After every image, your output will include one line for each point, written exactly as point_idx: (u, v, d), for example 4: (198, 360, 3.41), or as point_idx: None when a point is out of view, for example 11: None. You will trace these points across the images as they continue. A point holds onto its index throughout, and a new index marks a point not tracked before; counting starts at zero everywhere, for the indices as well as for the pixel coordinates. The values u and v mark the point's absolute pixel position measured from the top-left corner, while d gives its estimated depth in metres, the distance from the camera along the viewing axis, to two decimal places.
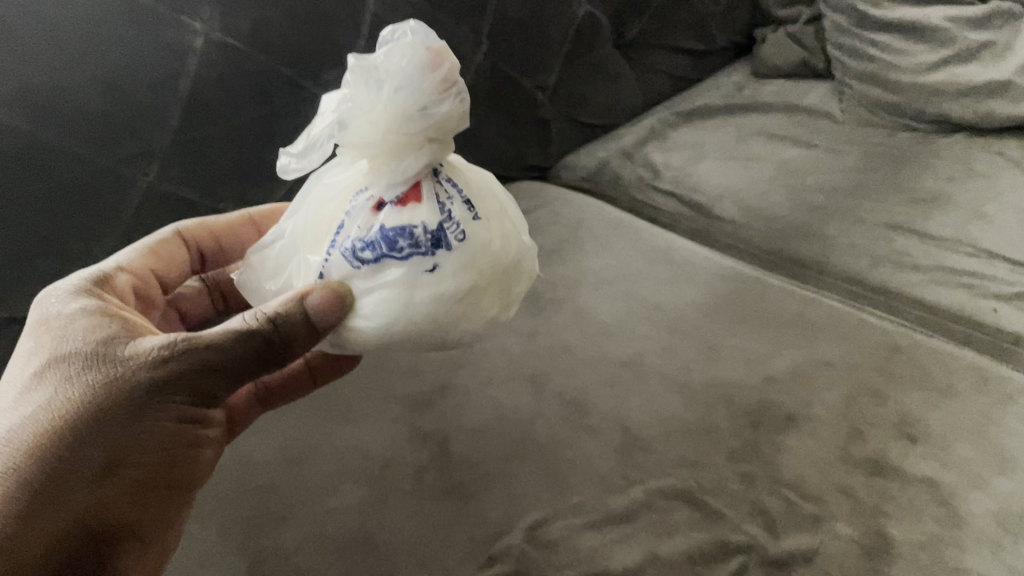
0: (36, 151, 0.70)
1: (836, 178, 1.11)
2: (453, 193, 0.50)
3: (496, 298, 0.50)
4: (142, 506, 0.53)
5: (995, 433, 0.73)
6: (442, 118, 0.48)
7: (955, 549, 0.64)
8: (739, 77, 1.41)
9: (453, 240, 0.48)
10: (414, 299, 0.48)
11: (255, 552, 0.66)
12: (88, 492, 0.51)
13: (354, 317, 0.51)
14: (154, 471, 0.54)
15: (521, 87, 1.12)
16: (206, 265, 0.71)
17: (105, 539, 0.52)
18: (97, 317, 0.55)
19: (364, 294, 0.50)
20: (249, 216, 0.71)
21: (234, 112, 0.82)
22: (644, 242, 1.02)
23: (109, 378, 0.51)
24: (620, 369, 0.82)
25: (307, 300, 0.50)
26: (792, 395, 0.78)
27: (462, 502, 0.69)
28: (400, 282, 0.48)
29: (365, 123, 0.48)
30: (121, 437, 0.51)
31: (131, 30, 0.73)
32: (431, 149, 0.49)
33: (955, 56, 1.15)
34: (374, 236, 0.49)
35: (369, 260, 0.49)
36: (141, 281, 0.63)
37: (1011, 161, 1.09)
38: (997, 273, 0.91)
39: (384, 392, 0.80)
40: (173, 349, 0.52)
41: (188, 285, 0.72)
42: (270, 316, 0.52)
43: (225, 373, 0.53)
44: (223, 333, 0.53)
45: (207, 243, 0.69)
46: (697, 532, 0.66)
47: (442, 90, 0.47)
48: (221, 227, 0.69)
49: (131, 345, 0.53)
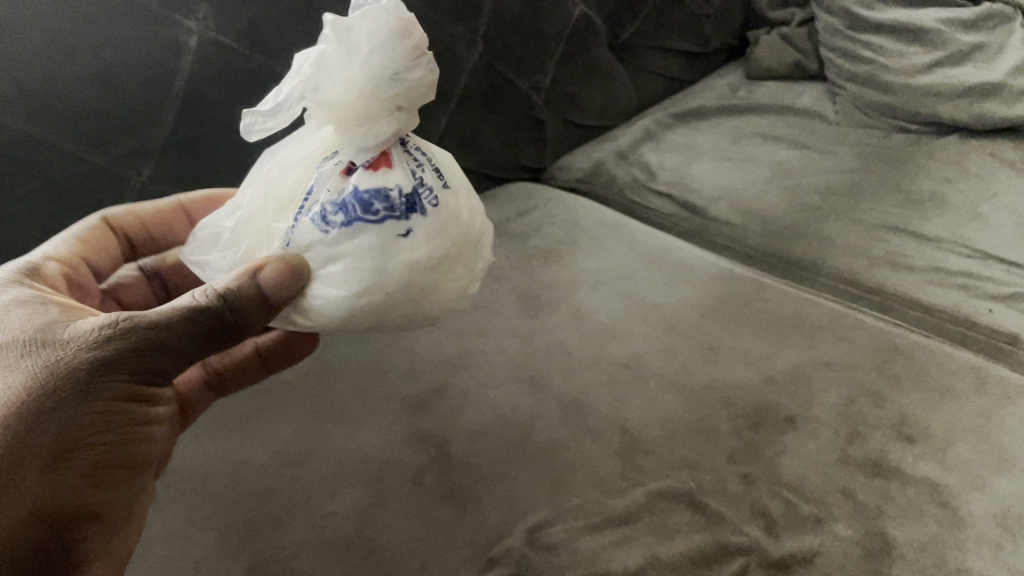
0: (31, 149, 0.69)
1: (831, 179, 1.11)
2: (422, 161, 0.50)
3: (462, 270, 0.51)
4: (100, 491, 0.52)
5: (994, 433, 0.73)
6: (412, 86, 0.47)
7: (956, 550, 0.64)
8: (733, 79, 1.41)
9: (426, 206, 0.48)
10: (388, 263, 0.47)
11: (251, 556, 0.65)
12: (42, 481, 0.49)
13: (314, 286, 0.50)
14: (107, 456, 0.52)
15: (516, 87, 1.11)
16: (139, 252, 0.71)
17: (65, 527, 0.50)
18: (31, 306, 0.53)
19: (329, 262, 0.49)
20: (179, 203, 0.71)
21: (231, 111, 0.81)
22: (641, 243, 1.02)
23: (53, 361, 0.50)
24: (619, 369, 0.82)
25: (261, 274, 0.50)
26: (790, 395, 0.78)
27: (462, 506, 0.68)
28: (373, 248, 0.47)
29: (339, 84, 0.46)
30: (69, 421, 0.50)
31: (128, 28, 0.71)
32: (399, 117, 0.49)
33: (949, 57, 1.16)
34: (346, 198, 0.47)
35: (339, 224, 0.48)
36: (74, 269, 0.63)
37: (1005, 163, 1.10)
38: (993, 274, 0.91)
39: (381, 394, 0.80)
40: (116, 329, 0.51)
41: (125, 273, 0.70)
42: (221, 293, 0.51)
43: (172, 351, 0.52)
44: (168, 312, 0.51)
45: (135, 230, 0.69)
46: (698, 534, 0.66)
47: (413, 58, 0.47)
48: (149, 214, 0.70)
49: (70, 326, 0.52)
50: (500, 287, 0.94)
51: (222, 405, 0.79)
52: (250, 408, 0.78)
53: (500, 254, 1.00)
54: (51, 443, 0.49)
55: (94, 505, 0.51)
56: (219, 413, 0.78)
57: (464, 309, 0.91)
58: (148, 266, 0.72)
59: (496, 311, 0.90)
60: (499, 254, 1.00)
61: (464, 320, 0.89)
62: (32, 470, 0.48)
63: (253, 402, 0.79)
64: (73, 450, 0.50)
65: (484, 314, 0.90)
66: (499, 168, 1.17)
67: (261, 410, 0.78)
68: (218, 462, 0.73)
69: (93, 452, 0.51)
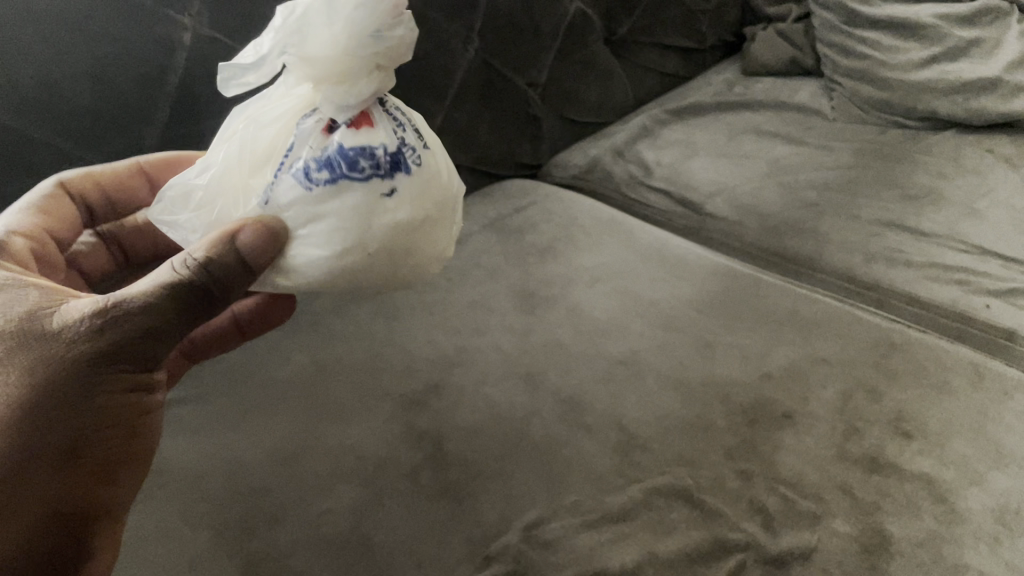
0: (24, 146, 0.69)
1: (827, 175, 1.11)
2: (402, 121, 0.51)
3: (443, 230, 0.53)
4: (113, 485, 0.52)
5: (992, 429, 0.73)
6: (393, 44, 0.48)
7: (954, 545, 0.64)
8: (729, 75, 1.41)
9: (410, 164, 0.49)
10: (371, 222, 0.48)
11: (248, 555, 0.64)
12: (53, 480, 0.49)
13: (293, 245, 0.51)
14: (116, 449, 0.52)
15: (512, 83, 1.11)
16: (97, 218, 0.68)
17: (80, 522, 0.50)
18: (13, 295, 0.53)
19: (311, 218, 0.49)
20: (138, 165, 0.67)
21: (225, 108, 0.81)
22: (637, 240, 1.01)
23: (46, 353, 0.49)
24: (615, 366, 0.82)
25: (239, 237, 0.50)
26: (787, 392, 0.78)
27: (461, 503, 0.68)
28: (358, 206, 0.48)
29: (321, 40, 0.46)
30: (74, 416, 0.50)
31: (120, 24, 0.71)
32: (378, 76, 0.49)
33: (945, 53, 1.15)
34: (330, 155, 0.48)
35: (324, 181, 0.48)
36: (40, 245, 0.61)
37: (1001, 158, 1.10)
38: (991, 270, 0.91)
39: (377, 392, 0.79)
40: (105, 312, 0.50)
41: (82, 241, 0.70)
42: (202, 262, 0.51)
43: (164, 330, 0.52)
44: (154, 288, 0.51)
45: (95, 197, 0.67)
46: (695, 530, 0.66)
47: (393, 16, 0.47)
48: (108, 179, 0.67)
49: (58, 313, 0.51)
50: (496, 284, 0.94)
51: (218, 403, 0.78)
52: (246, 406, 0.78)
53: (496, 251, 1.00)
54: (58, 441, 0.49)
55: (107, 499, 0.52)
56: (215, 411, 0.77)
57: (460, 307, 0.90)
58: (108, 232, 0.71)
59: (492, 308, 0.90)
60: (495, 251, 1.00)
61: (460, 318, 0.89)
62: (44, 469, 0.49)
63: (250, 400, 0.79)
64: (81, 446, 0.50)
65: (481, 311, 0.90)
66: (496, 165, 1.16)
67: (257, 407, 0.78)
68: (214, 460, 0.72)
69: (101, 446, 0.51)
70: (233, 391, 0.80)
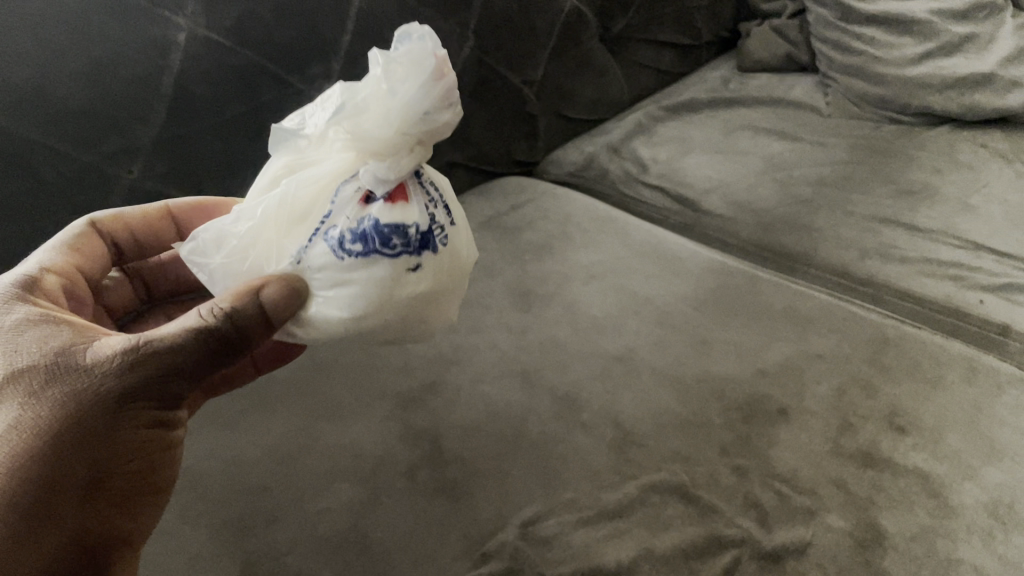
0: (21, 148, 0.69)
1: (822, 171, 1.11)
2: (435, 198, 0.53)
3: (451, 301, 0.56)
4: (132, 516, 0.52)
5: (985, 424, 0.73)
6: (438, 125, 0.49)
7: (946, 539, 0.64)
8: (725, 72, 1.41)
9: (437, 244, 0.51)
10: (394, 294, 0.50)
11: (246, 554, 0.65)
12: (76, 513, 0.49)
13: (311, 306, 0.53)
14: (136, 484, 0.52)
15: (507, 81, 1.11)
16: (126, 259, 0.68)
17: (100, 555, 0.51)
18: (47, 327, 0.53)
19: (338, 285, 0.51)
20: (168, 209, 0.68)
21: (220, 107, 0.81)
22: (633, 237, 1.02)
23: (73, 391, 0.50)
24: (611, 363, 0.82)
25: (262, 293, 0.52)
26: (782, 387, 0.78)
27: (456, 501, 0.69)
28: (383, 280, 0.49)
29: (375, 120, 0.48)
30: (97, 454, 0.50)
31: (115, 26, 0.71)
32: (416, 153, 0.51)
33: (941, 49, 1.16)
34: (365, 228, 0.49)
35: (356, 253, 0.49)
36: (70, 281, 0.60)
37: (995, 154, 1.10)
38: (984, 265, 0.91)
39: (374, 390, 0.80)
40: (134, 355, 0.50)
41: (109, 278, 0.69)
42: (227, 312, 0.51)
43: (185, 375, 0.52)
44: (178, 332, 0.51)
45: (124, 238, 0.67)
46: (690, 526, 0.66)
47: (444, 100, 0.49)
48: (140, 220, 0.67)
49: (89, 349, 0.52)
50: (493, 282, 0.94)
51: (215, 402, 0.79)
52: (243, 405, 0.78)
53: (492, 249, 1.00)
54: (81, 476, 0.50)
55: (126, 531, 0.52)
56: (213, 411, 0.78)
57: (457, 305, 0.91)
58: (133, 268, 0.71)
59: (488, 306, 0.91)
60: (491, 249, 1.00)
61: (456, 316, 0.89)
62: (68, 502, 0.49)
63: (247, 399, 0.79)
64: (103, 480, 0.50)
65: (477, 309, 0.90)
66: (492, 163, 1.17)
67: (253, 406, 0.78)
68: (212, 459, 0.73)
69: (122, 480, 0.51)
70: (230, 390, 0.80)
